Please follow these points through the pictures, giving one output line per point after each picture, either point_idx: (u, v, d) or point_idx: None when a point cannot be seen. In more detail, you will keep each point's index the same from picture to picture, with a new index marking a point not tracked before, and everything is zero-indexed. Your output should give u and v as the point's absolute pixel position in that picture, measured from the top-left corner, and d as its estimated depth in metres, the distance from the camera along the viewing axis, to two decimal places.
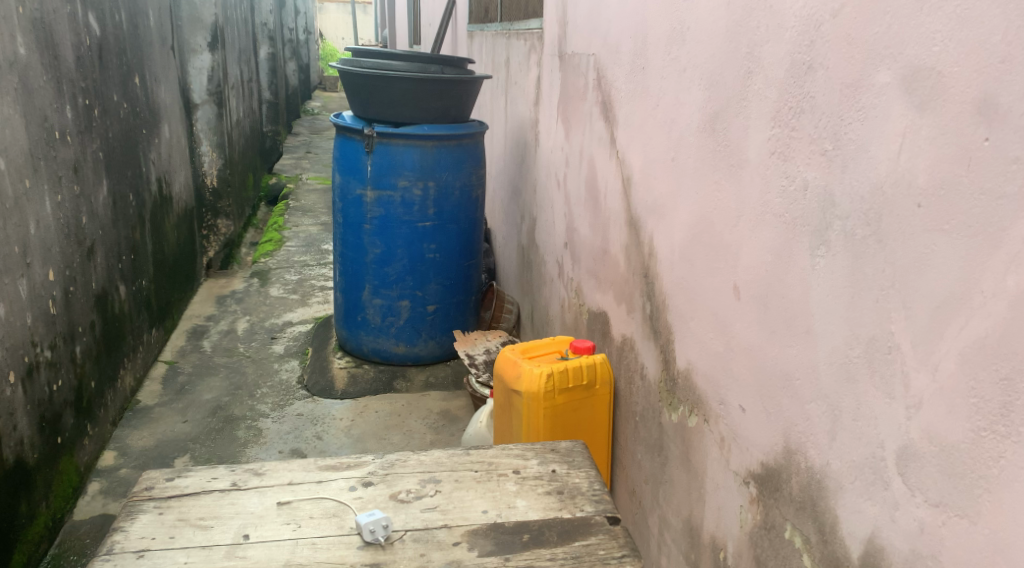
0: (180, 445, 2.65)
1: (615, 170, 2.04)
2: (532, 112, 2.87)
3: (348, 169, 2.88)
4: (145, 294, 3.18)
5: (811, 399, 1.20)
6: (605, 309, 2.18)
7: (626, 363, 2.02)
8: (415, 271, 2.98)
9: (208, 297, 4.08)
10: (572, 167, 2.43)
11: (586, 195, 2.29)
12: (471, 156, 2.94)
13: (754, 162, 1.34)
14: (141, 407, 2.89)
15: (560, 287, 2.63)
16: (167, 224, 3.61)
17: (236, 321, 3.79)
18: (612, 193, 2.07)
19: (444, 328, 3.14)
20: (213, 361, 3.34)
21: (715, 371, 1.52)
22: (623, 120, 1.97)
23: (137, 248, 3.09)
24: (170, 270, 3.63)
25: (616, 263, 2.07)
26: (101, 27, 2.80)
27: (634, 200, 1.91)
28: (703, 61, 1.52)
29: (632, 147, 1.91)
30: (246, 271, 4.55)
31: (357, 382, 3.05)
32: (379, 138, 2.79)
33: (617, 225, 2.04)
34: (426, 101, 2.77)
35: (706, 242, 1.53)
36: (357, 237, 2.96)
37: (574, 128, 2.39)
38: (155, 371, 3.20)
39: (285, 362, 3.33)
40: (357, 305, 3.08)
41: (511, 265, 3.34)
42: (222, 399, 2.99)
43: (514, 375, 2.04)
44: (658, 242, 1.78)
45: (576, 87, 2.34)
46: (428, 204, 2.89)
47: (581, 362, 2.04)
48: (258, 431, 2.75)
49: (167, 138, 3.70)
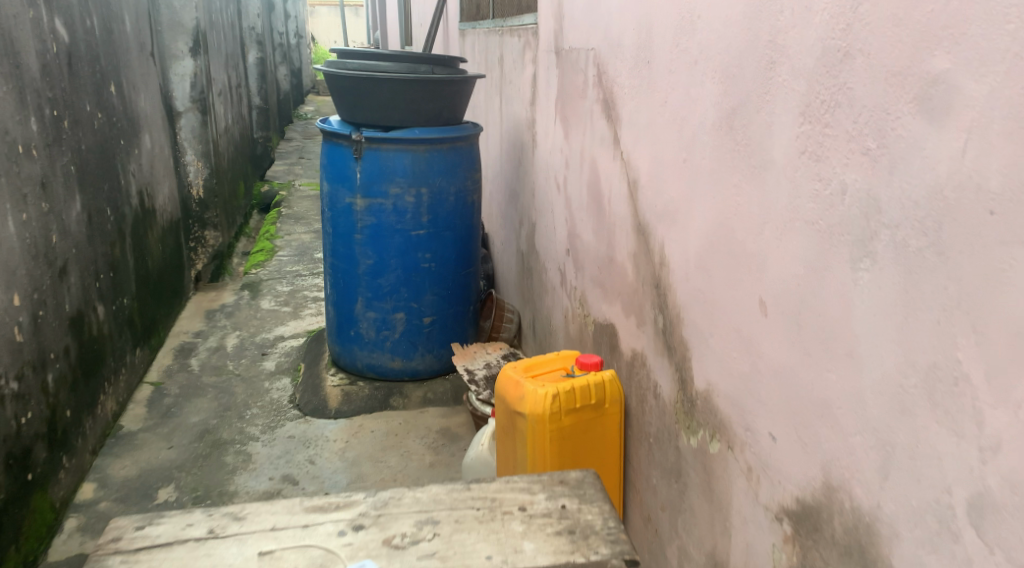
0: (164, 473, 2.50)
1: (620, 173, 1.89)
2: (528, 112, 2.72)
3: (336, 177, 2.73)
4: (127, 313, 3.03)
5: (857, 431, 1.05)
6: (612, 320, 2.04)
7: (637, 381, 1.88)
8: (410, 282, 2.83)
9: (198, 312, 3.93)
10: (572, 169, 2.28)
11: (589, 199, 2.14)
12: (466, 160, 2.79)
13: (782, 162, 1.20)
14: (124, 433, 2.75)
15: (563, 296, 2.48)
16: (150, 238, 3.46)
17: (226, 337, 3.64)
18: (617, 197, 1.92)
19: (441, 341, 2.98)
20: (201, 381, 3.19)
21: (740, 394, 1.38)
22: (627, 120, 1.83)
23: (117, 266, 2.94)
24: (156, 286, 3.49)
25: (623, 271, 1.92)
26: (71, 34, 2.65)
27: (643, 205, 1.77)
28: (718, 52, 1.38)
29: (638, 148, 1.77)
30: (237, 284, 4.40)
31: (352, 399, 2.90)
32: (367, 143, 2.64)
33: (624, 233, 1.89)
34: (416, 103, 2.62)
35: (727, 252, 1.39)
36: (347, 249, 2.81)
37: (573, 127, 2.25)
38: (141, 394, 3.05)
39: (276, 380, 3.18)
40: (350, 320, 2.93)
41: (511, 272, 3.19)
42: (210, 423, 2.84)
43: (517, 396, 1.90)
44: (671, 251, 1.64)
45: (574, 85, 2.20)
46: (422, 211, 2.74)
47: (589, 380, 1.90)
48: (247, 456, 2.60)
49: (148, 149, 3.55)
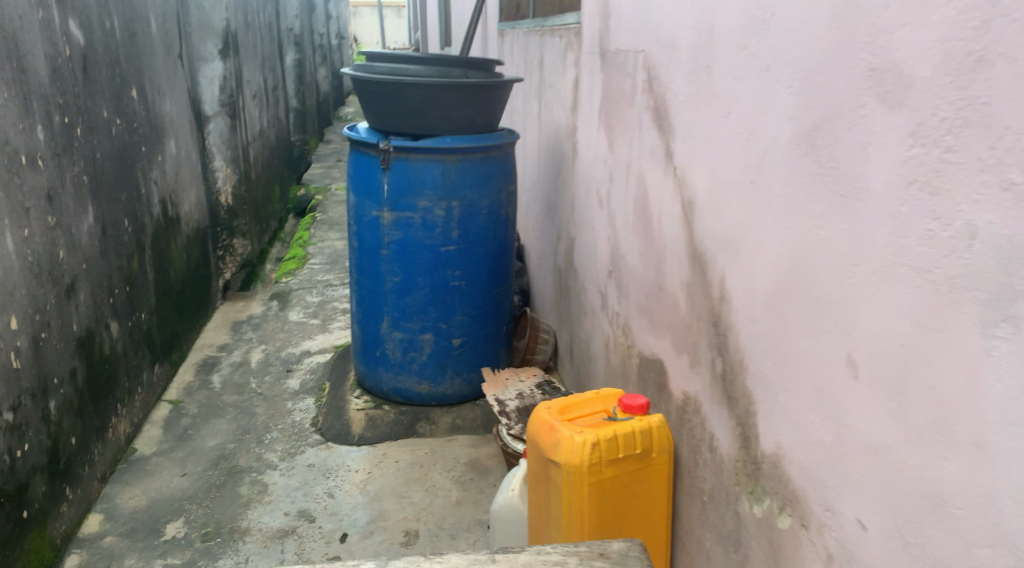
0: (174, 505, 2.34)
1: (672, 191, 1.67)
2: (569, 118, 2.51)
3: (363, 189, 2.55)
4: (145, 328, 2.89)
5: (985, 541, 0.86)
6: (660, 355, 1.82)
7: (690, 430, 1.67)
8: (438, 301, 2.62)
9: (223, 323, 3.79)
10: (617, 183, 2.07)
11: (635, 218, 1.92)
12: (501, 171, 2.58)
13: (883, 193, 0.98)
14: (136, 458, 2.60)
15: (604, 321, 2.26)
16: (173, 248, 3.32)
17: (250, 351, 3.49)
18: (667, 218, 1.71)
19: (471, 364, 2.76)
20: (221, 400, 3.04)
21: (817, 464, 1.16)
22: (682, 133, 1.61)
23: (133, 280, 2.79)
24: (178, 298, 3.34)
25: (674, 302, 1.71)
26: (87, 35, 2.50)
27: (698, 229, 1.55)
28: (796, 58, 1.16)
29: (694, 165, 1.55)
30: (266, 293, 4.26)
31: (376, 425, 2.71)
32: (396, 153, 2.45)
33: (676, 259, 1.68)
34: (448, 109, 2.42)
35: (803, 296, 1.17)
36: (373, 265, 2.62)
37: (618, 137, 2.03)
38: (158, 414, 2.90)
39: (299, 401, 3.01)
40: (375, 340, 2.73)
41: (548, 289, 2.98)
42: (227, 447, 2.69)
43: (551, 442, 1.69)
44: (732, 286, 1.42)
45: (621, 90, 1.98)
46: (452, 226, 2.53)
47: (634, 427, 1.69)
48: (263, 487, 2.43)
49: (174, 154, 3.41)
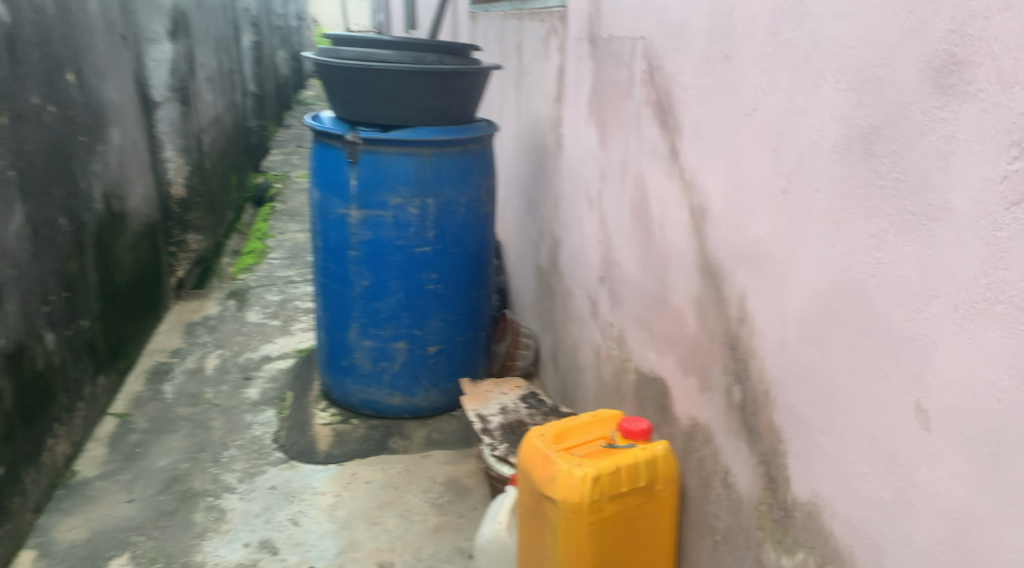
0: (118, 537, 2.16)
1: (677, 195, 1.50)
2: (552, 109, 2.32)
3: (328, 184, 2.33)
4: (86, 335, 2.66)
5: None
6: (662, 375, 1.65)
7: (699, 461, 1.50)
8: (412, 307, 2.42)
9: (177, 325, 3.54)
10: (609, 182, 1.89)
11: (632, 222, 1.74)
12: (479, 165, 2.38)
13: (971, 214, 0.83)
14: (77, 482, 2.41)
15: (593, 330, 2.09)
16: (120, 246, 3.07)
17: (206, 357, 3.25)
18: (671, 224, 1.53)
19: (448, 373, 2.57)
20: (173, 413, 2.82)
21: (870, 522, 1.00)
22: (690, 130, 1.43)
23: (72, 284, 2.56)
24: (126, 300, 3.10)
25: (679, 319, 1.53)
26: (13, 14, 2.24)
27: (709, 239, 1.37)
28: (848, 46, 0.98)
29: (706, 167, 1.37)
30: (223, 290, 4.01)
31: (345, 441, 2.52)
32: (364, 145, 2.24)
33: (681, 271, 1.50)
34: (421, 99, 2.22)
35: (855, 325, 1.00)
36: (340, 267, 2.40)
37: (611, 132, 1.85)
38: (103, 430, 2.69)
39: (259, 413, 2.79)
40: (343, 348, 2.52)
41: (527, 290, 2.79)
42: (179, 467, 2.48)
43: (545, 476, 1.51)
44: (755, 308, 1.25)
45: (614, 80, 1.80)
46: (428, 225, 2.33)
47: (638, 457, 1.52)
48: (219, 514, 2.24)
49: (118, 144, 3.15)
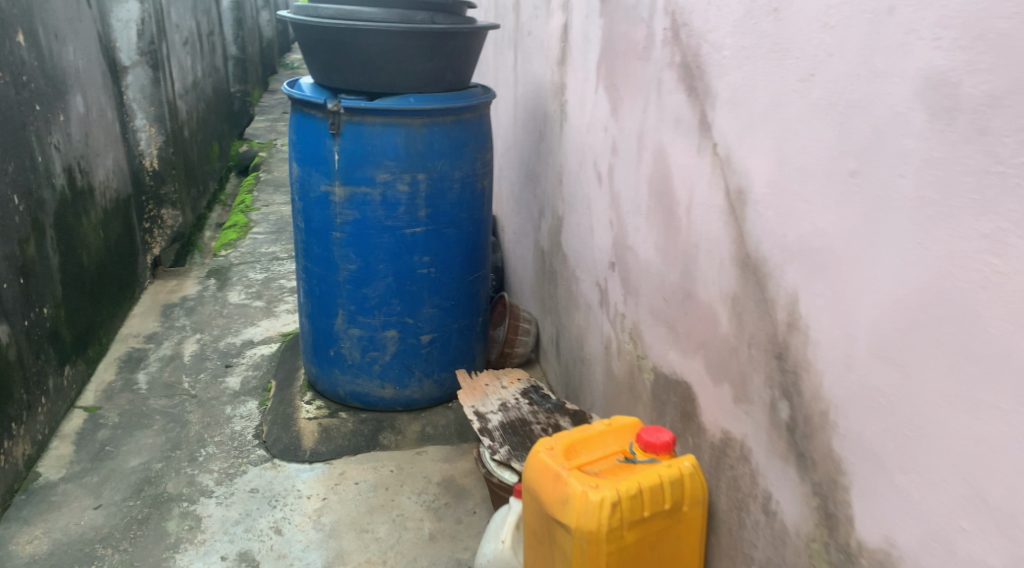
0: (83, 550, 1.98)
1: (708, 174, 1.29)
2: (555, 73, 2.09)
3: (308, 158, 2.11)
4: (49, 324, 2.46)
5: None
6: (685, 378, 1.45)
7: (731, 480, 1.31)
8: (403, 293, 2.21)
9: (153, 307, 3.32)
10: (622, 155, 1.67)
11: (651, 202, 1.53)
12: (475, 136, 2.15)
13: None
14: (39, 486, 2.22)
15: (603, 320, 1.89)
16: (86, 224, 2.85)
17: (183, 342, 3.05)
18: (700, 208, 1.32)
19: (443, 363, 2.37)
20: (147, 405, 2.62)
21: None
22: (724, 98, 1.22)
23: (29, 270, 2.36)
24: (95, 283, 2.89)
25: (708, 317, 1.33)
26: None
27: (751, 229, 1.17)
28: None
29: (747, 143, 1.16)
30: (202, 268, 3.78)
31: (332, 438, 2.33)
32: (348, 115, 2.01)
33: (712, 262, 1.30)
34: (410, 63, 1.99)
35: (954, 347, 0.82)
36: (323, 250, 2.19)
37: (625, 98, 1.63)
38: (70, 426, 2.50)
39: (239, 405, 2.60)
40: (328, 337, 2.32)
41: (527, 270, 2.58)
42: (152, 468, 2.29)
43: (556, 499, 1.32)
44: (810, 314, 1.04)
45: (630, 38, 1.58)
46: (419, 204, 2.11)
47: (662, 475, 1.32)
48: (194, 522, 2.05)
49: (81, 112, 2.91)
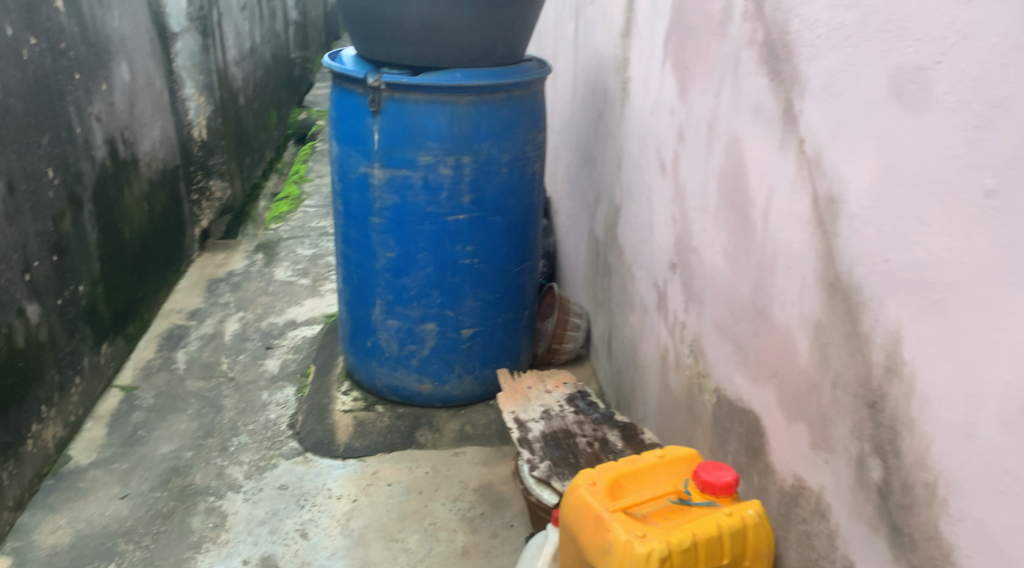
0: (104, 545, 1.89)
1: (792, 175, 1.08)
2: (618, 48, 1.89)
3: (347, 137, 1.95)
4: (85, 302, 2.38)
5: None
6: (751, 408, 1.26)
7: (803, 535, 1.12)
8: (444, 284, 2.05)
9: (198, 282, 3.24)
10: (689, 144, 1.47)
11: (721, 201, 1.33)
12: (527, 116, 1.96)
13: None
14: (69, 471, 2.15)
15: (660, 326, 1.69)
16: (129, 198, 2.76)
17: (226, 320, 2.96)
18: (780, 215, 1.12)
19: (485, 359, 2.21)
20: (184, 387, 2.54)
21: None
22: (815, 86, 1.01)
23: (64, 246, 2.28)
24: (137, 257, 2.81)
25: (784, 343, 1.14)
26: None
27: (842, 248, 0.96)
28: None
29: (843, 142, 0.95)
30: (252, 241, 3.69)
31: (367, 433, 2.20)
32: (389, 91, 1.85)
33: (792, 281, 1.09)
34: (459, 34, 1.81)
35: None
36: (361, 235, 2.04)
37: (695, 78, 1.42)
38: (106, 406, 2.42)
39: (276, 391, 2.49)
40: (366, 327, 2.18)
41: (580, 260, 2.40)
42: (182, 457, 2.19)
43: (597, 546, 1.15)
44: (917, 360, 0.85)
45: (704, 10, 1.36)
46: (463, 189, 1.94)
47: (722, 526, 1.14)
48: (219, 520, 1.95)
49: (126, 81, 2.80)
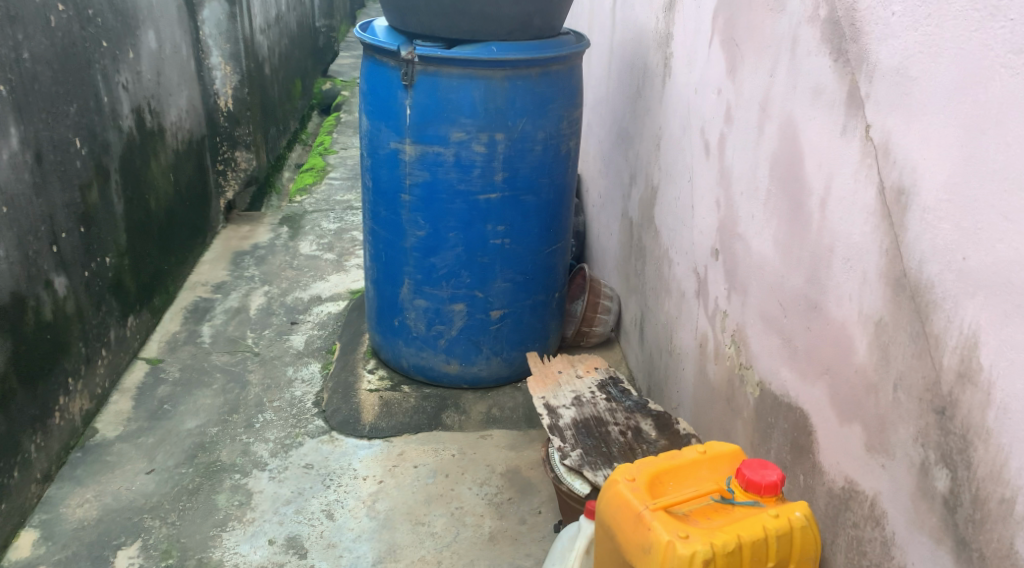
0: (130, 520, 1.88)
1: (855, 164, 1.02)
2: (660, 22, 1.81)
3: (378, 112, 1.90)
4: (111, 274, 2.36)
5: None
6: (798, 406, 1.21)
7: (853, 540, 1.07)
8: (474, 265, 2.00)
9: (223, 254, 3.21)
10: (736, 124, 1.40)
11: (771, 188, 1.27)
12: (563, 92, 1.90)
13: None
14: (95, 444, 2.14)
15: (698, 313, 1.64)
16: (155, 168, 2.73)
17: (251, 293, 2.93)
18: (839, 205, 1.05)
19: (514, 341, 2.16)
20: (209, 361, 2.52)
21: None
22: (886, 68, 0.94)
23: (91, 217, 2.25)
24: (164, 229, 2.79)
25: (839, 340, 1.08)
26: None
27: (912, 244, 0.91)
28: None
29: (916, 129, 0.89)
30: (277, 213, 3.66)
31: (393, 414, 2.17)
32: (422, 65, 1.79)
33: (851, 274, 1.04)
34: (494, 5, 1.74)
35: None
36: (391, 213, 1.99)
37: (745, 56, 1.35)
38: (131, 379, 2.41)
39: (301, 368, 2.46)
40: (393, 307, 2.14)
41: (612, 241, 2.34)
42: (208, 432, 2.18)
43: (636, 545, 1.10)
44: (998, 366, 0.80)
45: None
46: (496, 167, 1.88)
47: (767, 529, 1.09)
48: (244, 498, 1.93)
49: (153, 48, 2.76)
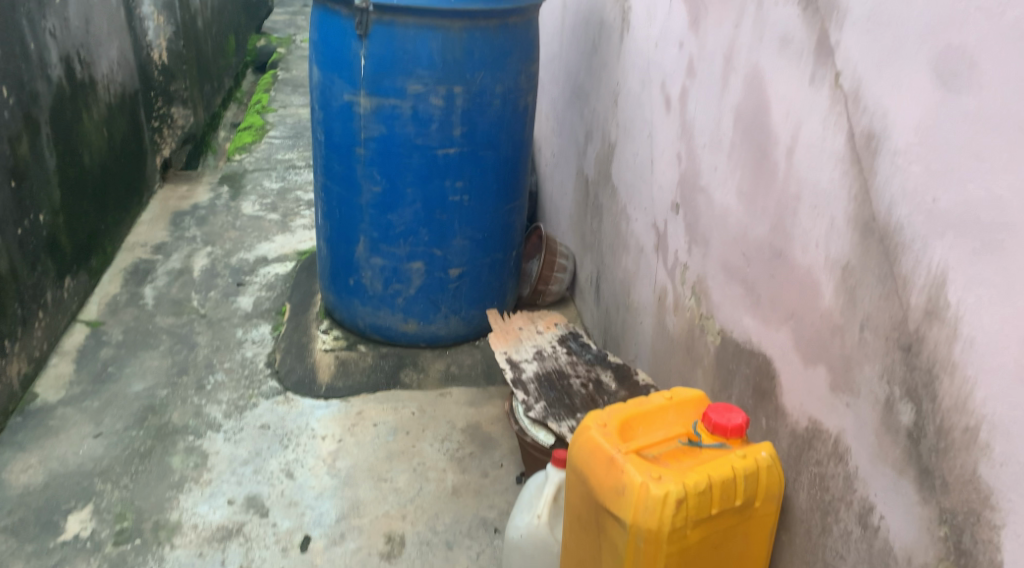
0: (80, 484, 1.83)
1: (824, 112, 1.04)
2: None
3: (331, 63, 1.85)
4: (46, 232, 2.27)
5: None
6: (762, 351, 1.25)
7: (816, 477, 1.12)
8: (432, 221, 1.99)
9: (161, 214, 3.11)
10: (699, 75, 1.42)
11: (735, 138, 1.29)
12: (521, 46, 1.89)
13: None
14: (36, 409, 2.06)
15: (657, 266, 1.67)
16: (88, 121, 2.62)
17: (193, 255, 2.85)
18: (807, 154, 1.08)
19: (472, 299, 2.17)
20: (154, 323, 2.45)
21: None
22: (859, 16, 0.97)
23: (22, 172, 2.15)
24: (99, 187, 2.68)
25: (804, 285, 1.12)
26: None
27: (884, 189, 0.94)
28: None
29: (889, 76, 0.93)
30: (216, 173, 3.56)
31: (350, 373, 2.16)
32: (378, 14, 1.75)
33: (818, 220, 1.07)
34: None
35: None
36: (345, 168, 1.96)
37: (709, 7, 1.37)
38: (71, 342, 2.33)
39: (251, 329, 2.42)
40: (348, 265, 2.12)
41: (565, 198, 2.35)
42: (157, 395, 2.13)
43: (610, 487, 1.13)
44: (966, 302, 0.85)
45: None
46: (454, 121, 1.87)
47: (735, 468, 1.13)
48: (200, 459, 1.90)
49: None
